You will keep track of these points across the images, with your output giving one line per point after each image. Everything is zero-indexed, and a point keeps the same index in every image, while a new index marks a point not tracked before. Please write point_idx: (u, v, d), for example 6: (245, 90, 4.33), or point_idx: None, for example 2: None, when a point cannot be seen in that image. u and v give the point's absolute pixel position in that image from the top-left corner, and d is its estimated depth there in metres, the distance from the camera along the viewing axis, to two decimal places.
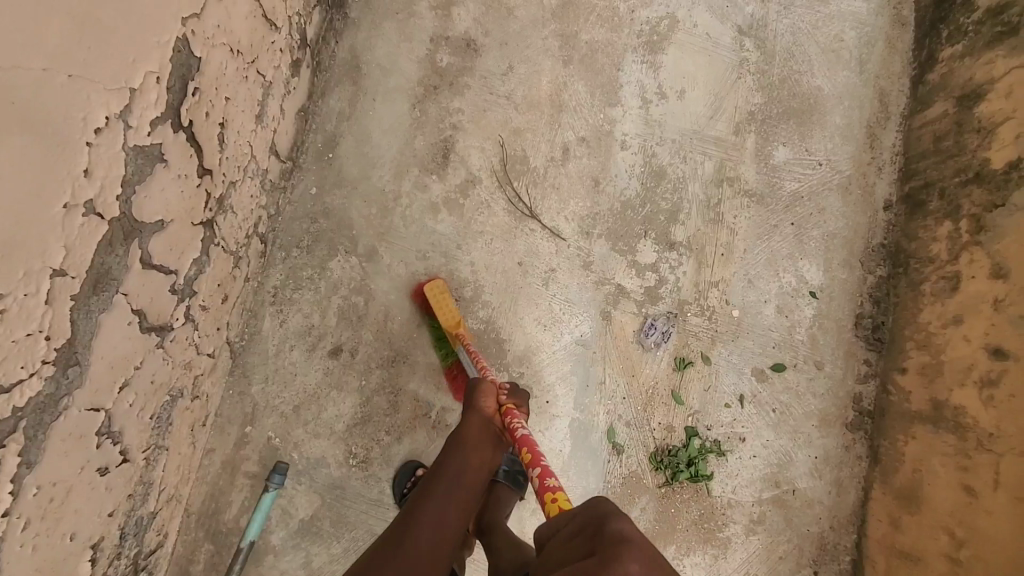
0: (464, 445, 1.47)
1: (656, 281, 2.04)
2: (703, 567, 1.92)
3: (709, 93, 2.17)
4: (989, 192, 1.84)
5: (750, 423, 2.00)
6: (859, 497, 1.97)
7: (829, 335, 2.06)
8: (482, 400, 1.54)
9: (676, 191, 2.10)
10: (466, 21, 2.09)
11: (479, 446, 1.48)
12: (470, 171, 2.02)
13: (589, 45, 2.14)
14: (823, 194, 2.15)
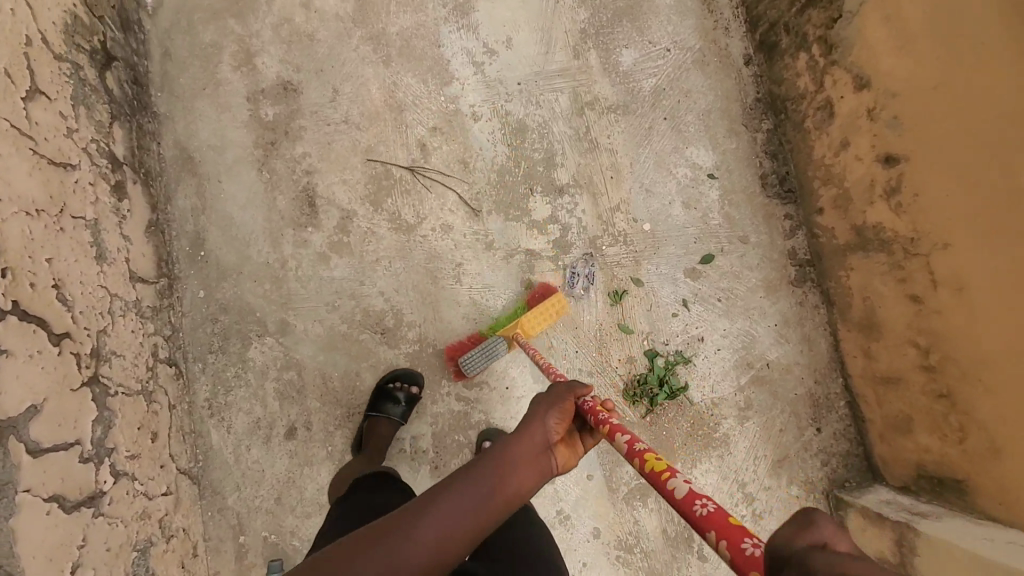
0: (418, 527, 0.87)
1: (561, 230, 2.01)
2: (714, 471, 1.94)
3: (536, 28, 2.10)
4: (825, 10, 1.78)
5: (703, 321, 2.00)
6: (829, 343, 2.00)
7: (741, 207, 2.05)
8: (552, 413, 1.05)
9: (543, 137, 2.06)
10: (274, 67, 2.03)
11: (437, 536, 0.87)
12: (343, 208, 1.98)
13: (401, 36, 2.07)
14: (682, 77, 2.10)
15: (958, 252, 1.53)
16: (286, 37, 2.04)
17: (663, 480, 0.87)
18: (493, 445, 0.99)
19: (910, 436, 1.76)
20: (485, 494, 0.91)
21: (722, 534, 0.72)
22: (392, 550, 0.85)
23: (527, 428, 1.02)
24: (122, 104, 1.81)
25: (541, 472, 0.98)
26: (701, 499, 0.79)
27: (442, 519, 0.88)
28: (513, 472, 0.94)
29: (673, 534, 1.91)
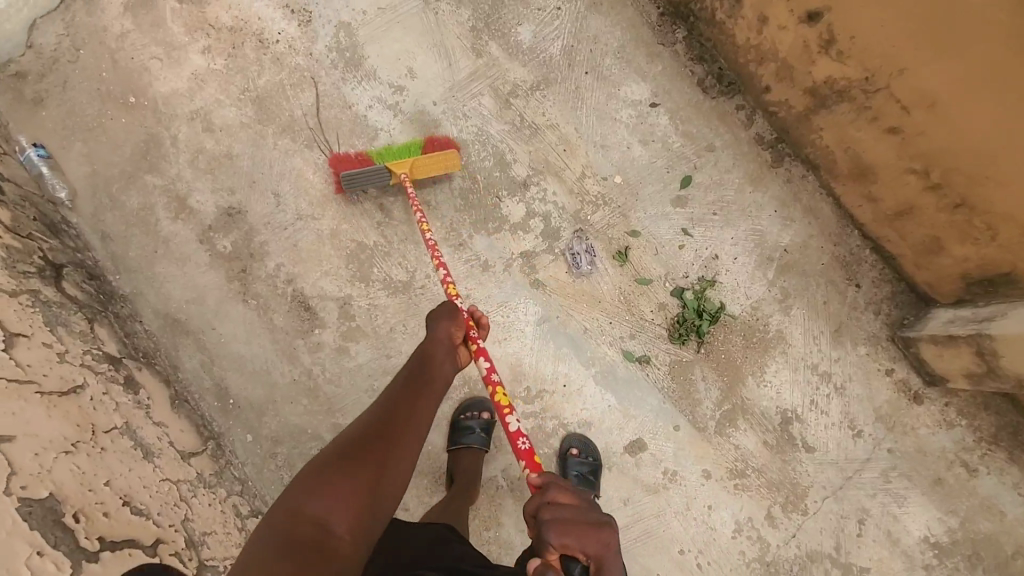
0: (394, 418, 1.21)
1: (543, 220, 2.01)
2: (785, 367, 1.96)
3: (430, 46, 2.08)
4: None
5: (709, 239, 2.02)
6: (831, 203, 2.02)
7: (694, 120, 2.06)
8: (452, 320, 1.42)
9: (485, 143, 2.04)
10: (209, 199, 2.00)
11: (412, 423, 1.22)
12: (336, 297, 1.96)
13: (310, 114, 2.04)
14: (584, 27, 2.09)
15: (915, 71, 1.53)
16: (207, 167, 2.02)
17: (504, 413, 1.29)
18: (414, 357, 1.36)
19: (943, 255, 1.79)
20: (429, 387, 1.30)
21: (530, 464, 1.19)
22: (381, 440, 1.17)
23: (435, 338, 1.38)
24: (91, 302, 1.79)
25: (455, 365, 1.39)
26: (522, 438, 1.24)
27: (413, 410, 1.24)
28: (439, 369, 1.34)
29: (773, 439, 1.92)
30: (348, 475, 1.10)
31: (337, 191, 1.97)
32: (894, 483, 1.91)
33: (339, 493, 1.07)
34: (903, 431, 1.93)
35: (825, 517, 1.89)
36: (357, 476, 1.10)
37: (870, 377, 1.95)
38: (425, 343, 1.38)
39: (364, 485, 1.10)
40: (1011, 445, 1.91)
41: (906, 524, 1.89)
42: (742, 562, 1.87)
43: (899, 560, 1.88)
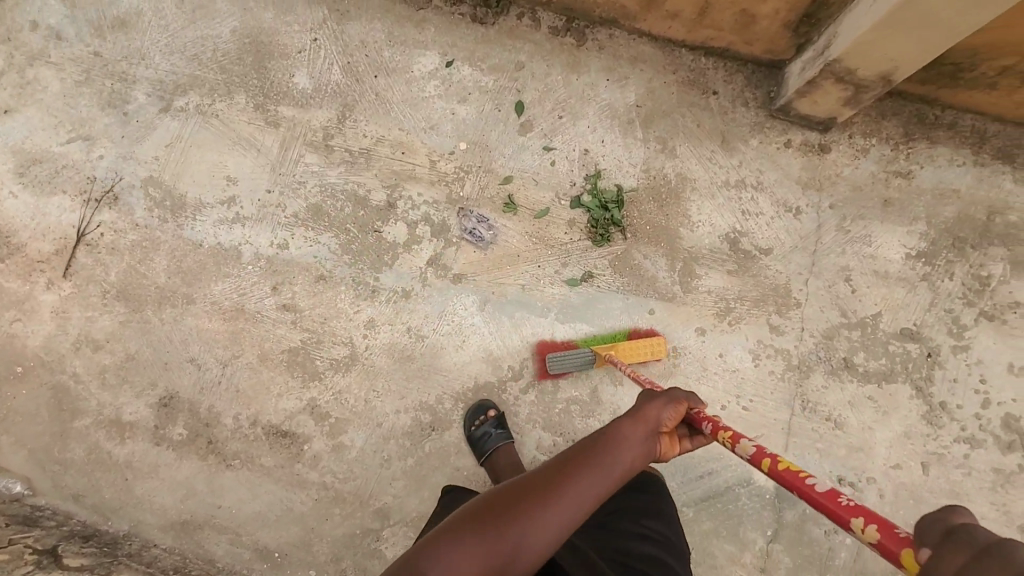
0: (555, 493, 0.97)
1: (426, 220, 2.00)
2: (703, 199, 1.99)
3: (232, 147, 2.05)
4: None
5: (571, 140, 2.02)
6: (648, 42, 2.04)
7: (490, 52, 2.06)
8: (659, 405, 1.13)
9: (333, 193, 2.02)
10: (141, 404, 1.98)
11: (573, 507, 0.97)
12: (302, 409, 1.93)
13: (173, 272, 2.02)
14: (347, 40, 2.08)
15: None
16: (120, 379, 1.99)
17: (801, 482, 0.92)
18: (612, 423, 1.08)
19: (758, 19, 1.80)
20: (605, 466, 1.02)
21: (871, 520, 0.79)
22: (535, 513, 0.95)
23: (641, 413, 1.10)
24: (99, 559, 1.75)
25: (650, 450, 1.07)
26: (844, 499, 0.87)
27: (568, 490, 0.98)
28: (627, 448, 1.05)
29: (735, 264, 1.96)
30: (483, 539, 0.93)
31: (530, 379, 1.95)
32: (853, 229, 1.95)
33: (469, 556, 0.91)
34: (832, 182, 1.97)
35: (818, 296, 1.93)
36: (494, 544, 0.92)
37: (776, 158, 1.99)
38: (626, 414, 1.11)
39: (498, 559, 0.92)
40: (923, 132, 1.97)
41: (886, 255, 1.94)
42: (779, 379, 1.90)
43: (900, 288, 1.92)
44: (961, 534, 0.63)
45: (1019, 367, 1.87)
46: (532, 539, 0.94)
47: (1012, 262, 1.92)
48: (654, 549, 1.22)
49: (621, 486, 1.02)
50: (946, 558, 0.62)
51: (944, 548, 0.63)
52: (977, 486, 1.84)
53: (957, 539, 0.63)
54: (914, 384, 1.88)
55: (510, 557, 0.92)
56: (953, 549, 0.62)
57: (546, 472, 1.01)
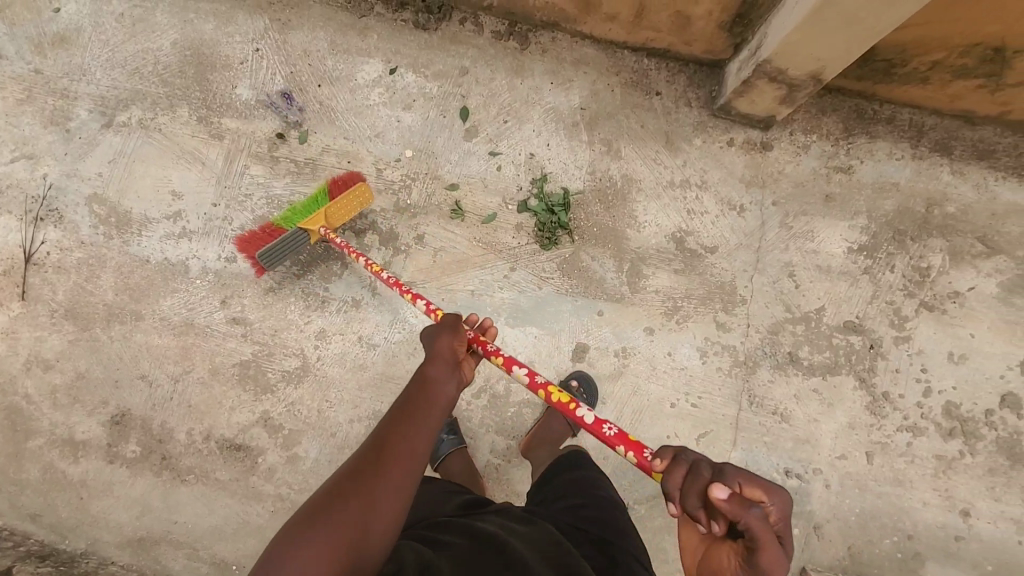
0: (388, 451, 1.04)
1: (373, 228, 2.00)
2: (648, 199, 2.01)
3: (176, 160, 2.04)
4: None
5: (516, 144, 2.03)
6: (591, 44, 2.05)
7: (434, 58, 2.06)
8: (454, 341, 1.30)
9: (280, 204, 2.01)
10: (93, 423, 1.97)
11: (409, 456, 1.05)
12: (256, 421, 1.94)
13: (122, 289, 2.01)
14: (289, 50, 2.07)
15: None
16: (72, 398, 1.98)
17: (574, 413, 1.25)
18: (413, 379, 1.20)
19: (694, 21, 1.82)
20: (425, 414, 1.13)
21: (631, 447, 1.12)
22: (375, 480, 0.99)
23: (435, 353, 1.26)
24: None
25: (457, 386, 1.23)
26: (605, 422, 1.19)
27: (408, 433, 1.08)
28: (438, 385, 1.20)
29: (681, 263, 1.98)
30: (330, 524, 0.90)
31: (261, 273, 1.95)
32: (796, 225, 1.98)
33: (331, 526, 0.90)
34: (775, 179, 1.99)
35: (763, 293, 1.96)
36: (342, 526, 0.91)
37: (720, 157, 2.01)
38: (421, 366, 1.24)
39: (353, 533, 0.91)
40: (862, 127, 1.99)
41: (829, 249, 1.97)
42: (726, 375, 1.93)
43: (842, 282, 1.95)
44: (683, 458, 0.96)
45: (959, 355, 1.92)
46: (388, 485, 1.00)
47: (950, 253, 1.96)
48: (598, 509, 1.27)
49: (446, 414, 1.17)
50: (673, 478, 0.95)
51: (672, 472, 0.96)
52: (920, 473, 1.88)
53: (677, 462, 0.96)
54: (857, 376, 1.91)
55: (362, 528, 0.92)
56: (676, 472, 0.95)
57: (373, 441, 1.06)
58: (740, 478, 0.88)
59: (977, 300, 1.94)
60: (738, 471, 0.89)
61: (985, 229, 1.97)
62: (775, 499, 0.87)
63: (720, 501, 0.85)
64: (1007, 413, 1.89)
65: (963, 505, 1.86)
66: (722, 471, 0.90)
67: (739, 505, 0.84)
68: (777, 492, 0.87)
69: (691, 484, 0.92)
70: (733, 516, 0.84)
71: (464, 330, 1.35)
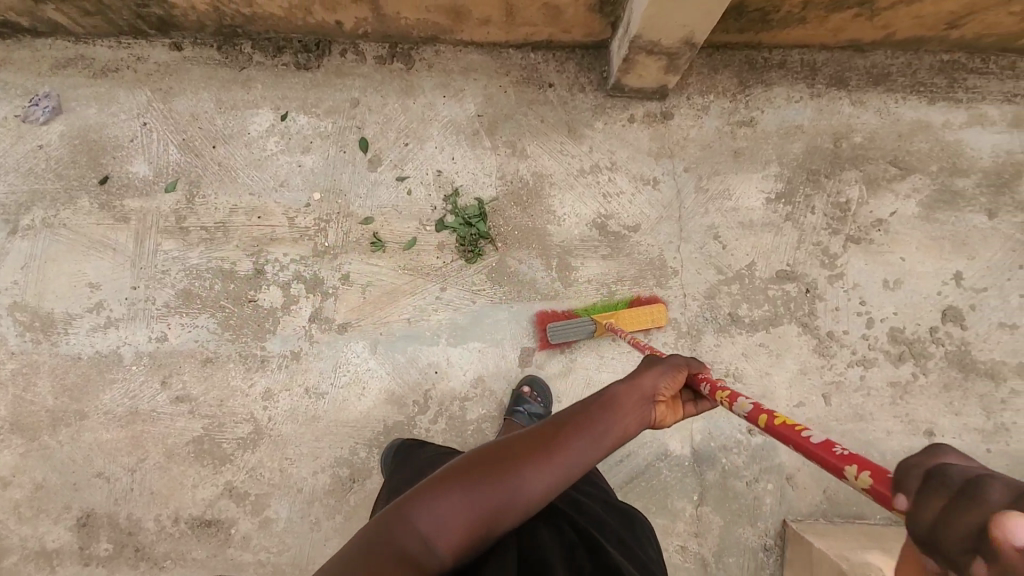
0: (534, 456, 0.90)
1: (297, 278, 1.98)
2: (562, 192, 2.00)
3: (87, 251, 2.01)
4: None
5: (421, 165, 2.01)
6: (475, 50, 2.04)
7: (322, 96, 2.03)
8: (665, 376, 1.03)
9: (200, 273, 1.99)
10: (60, 530, 1.94)
11: (564, 471, 0.90)
12: (221, 494, 1.92)
13: (58, 391, 1.96)
14: (177, 117, 2.04)
15: None
16: (32, 511, 1.95)
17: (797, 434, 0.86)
18: (609, 386, 0.99)
19: (563, 10, 1.82)
20: (602, 434, 0.93)
21: (866, 466, 0.73)
22: (522, 470, 0.88)
23: (640, 377, 1.01)
24: None
25: (641, 423, 0.98)
26: (837, 444, 0.80)
27: (563, 451, 0.90)
28: (625, 414, 0.95)
29: (608, 248, 1.98)
30: (467, 494, 0.86)
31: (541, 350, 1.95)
32: (711, 187, 1.98)
33: (448, 513, 0.84)
34: (682, 145, 1.99)
35: (692, 260, 1.96)
36: (479, 500, 0.86)
37: (624, 135, 2.00)
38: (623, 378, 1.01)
39: (483, 515, 0.86)
40: (756, 77, 1.99)
41: (747, 205, 1.97)
42: (673, 349, 1.92)
43: (767, 233, 1.96)
44: (947, 478, 0.55)
45: (893, 281, 1.93)
46: (518, 499, 0.87)
47: (866, 183, 1.97)
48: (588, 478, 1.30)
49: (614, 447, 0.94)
50: (916, 501, 0.56)
51: (925, 495, 0.55)
52: (878, 403, 1.89)
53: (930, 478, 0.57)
54: (799, 323, 1.92)
55: (488, 517, 0.86)
56: (933, 499, 0.54)
57: (541, 430, 0.93)
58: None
59: (901, 224, 1.95)
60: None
61: (894, 152, 1.98)
62: None
63: (1007, 546, 0.45)
64: (951, 327, 1.91)
65: (926, 426, 1.87)
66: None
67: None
68: None
69: (956, 519, 0.51)
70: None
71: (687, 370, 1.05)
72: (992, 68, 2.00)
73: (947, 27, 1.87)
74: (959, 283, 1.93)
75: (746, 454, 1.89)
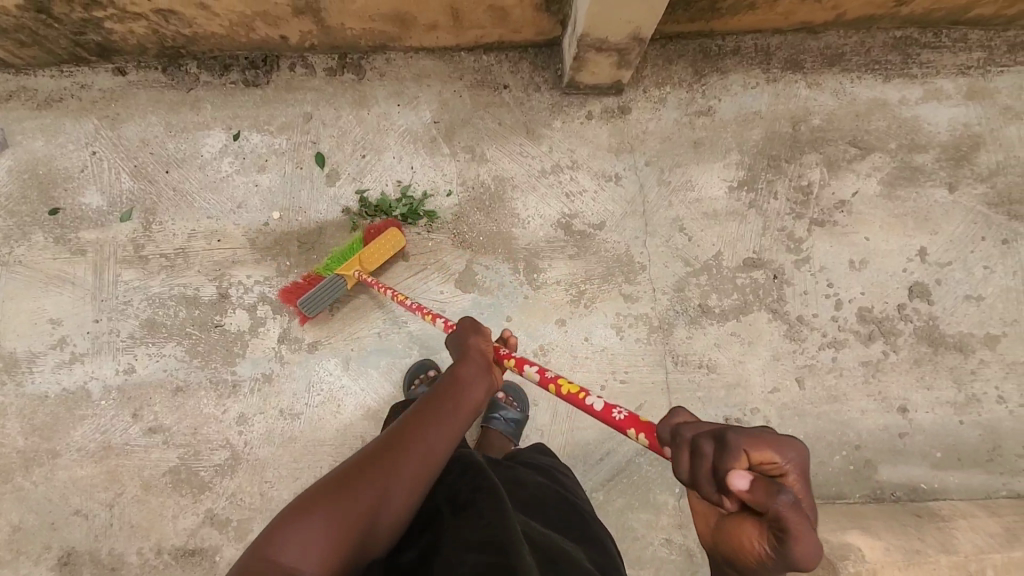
0: (408, 442, 1.02)
1: (263, 299, 1.95)
2: (525, 193, 1.98)
3: (46, 287, 1.97)
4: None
5: (380, 175, 1.99)
6: (426, 56, 2.01)
7: (273, 112, 1.99)
8: (481, 349, 1.27)
9: (163, 301, 1.96)
10: (42, 572, 1.87)
11: (432, 453, 1.03)
12: (201, 523, 1.89)
13: (27, 433, 1.92)
14: (126, 144, 2.00)
15: None
16: None
17: (585, 402, 1.12)
18: (447, 372, 1.19)
19: (509, 10, 1.81)
20: (457, 406, 1.12)
21: (641, 429, 1.00)
22: (392, 464, 0.98)
23: (467, 356, 1.24)
24: None
25: (486, 390, 1.20)
26: (615, 408, 1.06)
27: (433, 429, 1.06)
28: (467, 386, 1.17)
29: (574, 247, 1.96)
30: (355, 492, 0.92)
31: (304, 319, 1.94)
32: (674, 178, 1.97)
33: (341, 514, 0.89)
34: (641, 139, 1.98)
35: (659, 254, 1.95)
36: (361, 502, 0.92)
37: (583, 133, 1.99)
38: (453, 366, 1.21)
39: (367, 515, 0.92)
40: (711, 66, 1.98)
41: (710, 195, 1.97)
42: (646, 344, 1.92)
43: (731, 222, 1.96)
44: (685, 442, 0.78)
45: (860, 261, 1.94)
46: (405, 483, 0.98)
47: (827, 165, 1.97)
48: (555, 482, 1.28)
49: (468, 416, 1.14)
50: (679, 462, 0.77)
51: (678, 458, 0.78)
52: (852, 383, 1.89)
53: (681, 446, 0.78)
54: (769, 309, 1.92)
55: (381, 506, 0.94)
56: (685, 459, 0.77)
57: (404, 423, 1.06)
58: (745, 444, 0.69)
59: (863, 203, 1.96)
60: (742, 434, 0.70)
61: (853, 132, 1.98)
62: (785, 454, 0.68)
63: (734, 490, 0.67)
64: (919, 303, 1.92)
65: (899, 403, 1.88)
66: (728, 444, 0.70)
67: (763, 491, 0.64)
68: (788, 443, 0.68)
69: (700, 468, 0.74)
70: (758, 506, 0.65)
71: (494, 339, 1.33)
72: (944, 42, 2.00)
73: (895, 4, 1.88)
74: (924, 259, 1.93)
75: None
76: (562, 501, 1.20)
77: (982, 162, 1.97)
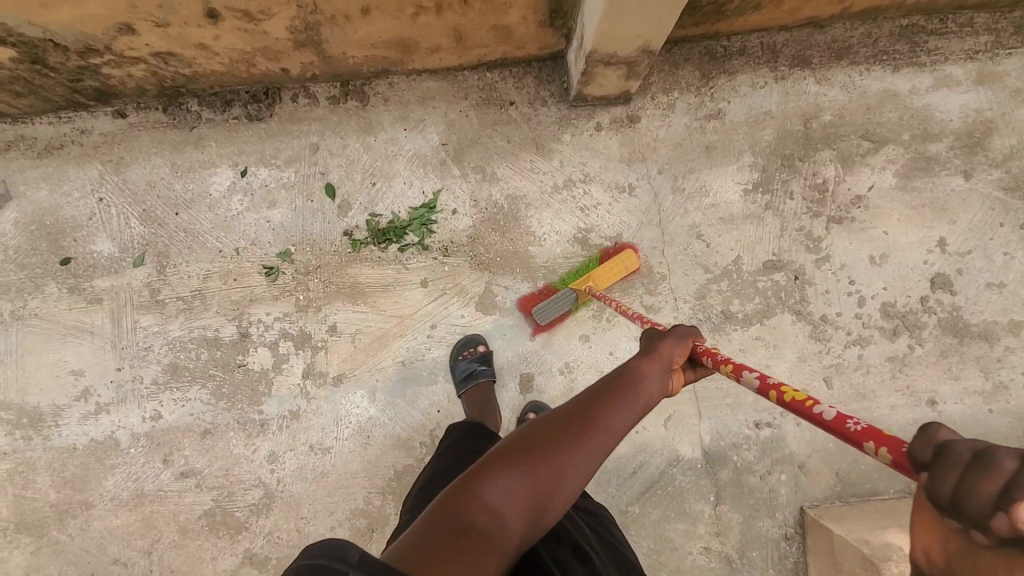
0: (588, 428, 0.94)
1: (284, 335, 1.94)
2: (539, 211, 1.96)
3: (65, 338, 1.95)
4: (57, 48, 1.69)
5: (392, 202, 1.96)
6: (429, 77, 1.98)
7: (279, 145, 1.97)
8: (672, 348, 1.12)
9: (184, 345, 1.95)
10: None
11: (607, 443, 0.94)
12: (241, 563, 1.90)
13: (59, 486, 1.92)
14: (133, 188, 1.97)
15: None
16: None
17: (809, 410, 0.87)
18: (630, 360, 1.06)
19: (513, 29, 1.78)
20: (638, 403, 1.00)
21: (883, 442, 0.74)
22: (574, 442, 0.92)
23: (655, 350, 1.10)
24: None
25: (664, 391, 1.06)
26: (851, 418, 0.81)
27: (613, 421, 0.96)
28: (651, 382, 1.03)
29: (593, 262, 1.94)
30: (531, 466, 0.90)
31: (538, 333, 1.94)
32: (687, 185, 1.95)
33: (517, 483, 0.88)
34: (652, 147, 1.96)
35: (679, 263, 1.94)
36: (543, 474, 0.90)
37: (593, 145, 1.96)
38: (637, 354, 1.09)
39: (539, 493, 0.89)
40: (718, 68, 1.95)
41: (726, 199, 1.95)
42: None
43: (748, 225, 1.94)
44: (956, 451, 0.55)
45: (880, 256, 1.93)
46: (578, 470, 0.92)
47: (841, 161, 1.95)
48: (602, 527, 1.28)
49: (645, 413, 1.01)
50: (933, 476, 0.55)
51: (935, 469, 0.56)
52: (879, 379, 1.89)
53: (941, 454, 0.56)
54: (792, 311, 1.92)
55: (552, 491, 0.90)
56: (947, 472, 0.54)
57: (582, 403, 0.98)
58: None
59: (879, 197, 1.94)
60: None
61: (865, 125, 1.96)
62: None
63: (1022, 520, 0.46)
64: (941, 294, 1.91)
65: (927, 395, 1.88)
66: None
67: None
68: None
69: (971, 483, 0.51)
70: None
71: (689, 342, 1.16)
72: (951, 27, 1.97)
73: None
74: (944, 249, 1.93)
75: (756, 448, 1.90)
76: (625, 566, 1.16)
77: (996, 148, 1.95)
